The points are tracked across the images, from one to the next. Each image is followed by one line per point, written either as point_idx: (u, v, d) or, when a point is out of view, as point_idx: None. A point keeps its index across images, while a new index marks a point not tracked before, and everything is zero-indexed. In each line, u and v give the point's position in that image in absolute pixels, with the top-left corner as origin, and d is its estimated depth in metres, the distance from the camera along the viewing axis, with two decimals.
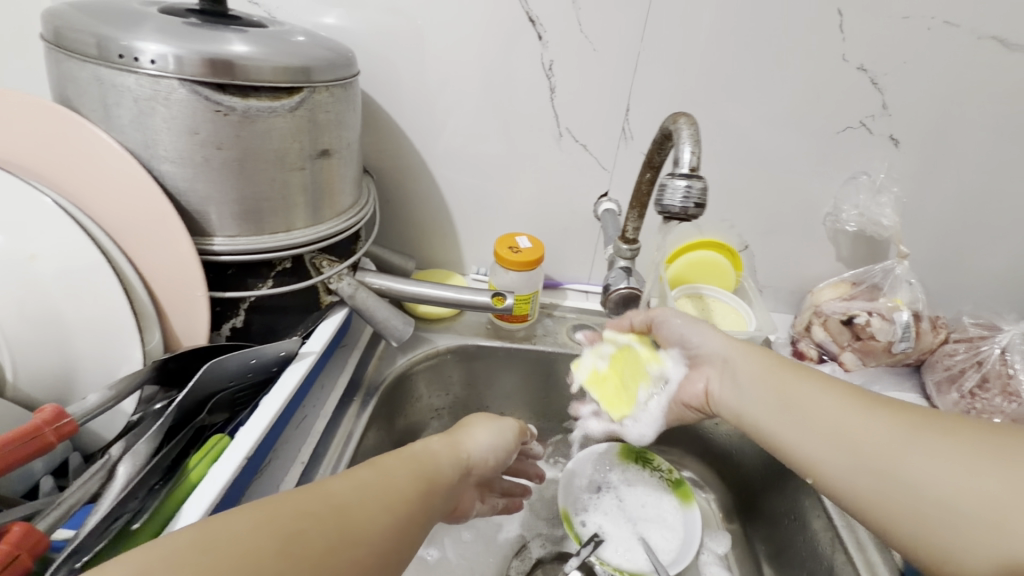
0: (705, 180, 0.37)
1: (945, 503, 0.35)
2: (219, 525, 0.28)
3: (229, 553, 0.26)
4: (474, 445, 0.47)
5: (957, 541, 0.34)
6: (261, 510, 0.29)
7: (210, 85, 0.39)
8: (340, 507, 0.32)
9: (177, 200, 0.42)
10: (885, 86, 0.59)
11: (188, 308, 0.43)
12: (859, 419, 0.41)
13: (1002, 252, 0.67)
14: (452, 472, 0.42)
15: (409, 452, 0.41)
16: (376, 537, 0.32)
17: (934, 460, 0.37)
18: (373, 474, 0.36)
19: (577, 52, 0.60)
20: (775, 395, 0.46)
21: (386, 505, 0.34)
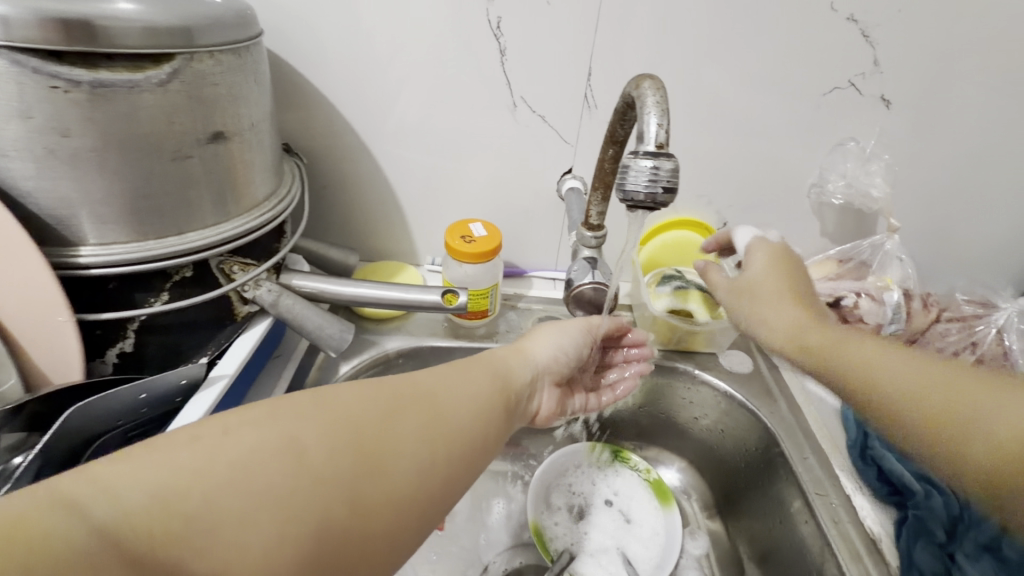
0: (675, 159, 0.30)
1: (999, 475, 0.29)
2: (324, 396, 0.33)
3: (331, 420, 0.32)
4: (551, 352, 0.47)
5: (961, 479, 0.31)
6: (358, 391, 0.35)
7: (42, 53, 0.31)
8: (422, 402, 0.36)
9: (19, 203, 0.34)
10: (877, 39, 0.52)
11: (49, 340, 0.35)
12: (891, 363, 0.36)
13: (996, 222, 0.62)
14: (530, 375, 0.44)
15: (489, 356, 0.44)
16: (456, 424, 0.36)
17: (948, 404, 0.32)
18: (454, 373, 0.40)
19: (527, 6, 0.51)
20: (831, 347, 0.39)
21: (464, 400, 0.38)
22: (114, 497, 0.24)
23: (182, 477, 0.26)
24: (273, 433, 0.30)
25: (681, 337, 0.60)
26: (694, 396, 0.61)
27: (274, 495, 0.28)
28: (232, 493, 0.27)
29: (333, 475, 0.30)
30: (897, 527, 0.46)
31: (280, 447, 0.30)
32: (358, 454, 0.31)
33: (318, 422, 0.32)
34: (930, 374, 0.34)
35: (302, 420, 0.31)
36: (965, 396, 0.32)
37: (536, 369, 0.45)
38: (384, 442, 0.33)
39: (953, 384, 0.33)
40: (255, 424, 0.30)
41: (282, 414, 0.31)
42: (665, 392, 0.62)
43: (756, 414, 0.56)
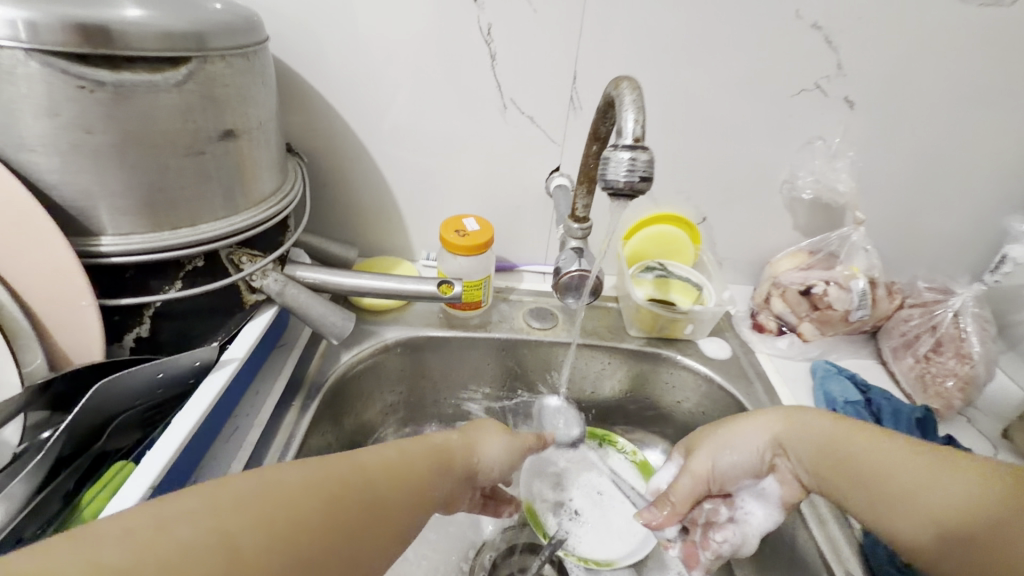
0: (650, 151, 0.34)
1: (902, 494, 0.37)
2: (281, 479, 0.29)
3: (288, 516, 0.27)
4: (484, 447, 0.45)
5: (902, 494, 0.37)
6: (319, 476, 0.30)
7: (70, 56, 0.33)
8: (375, 500, 0.32)
9: (45, 194, 0.36)
10: (839, 45, 0.56)
11: (73, 321, 0.38)
12: (898, 465, 0.38)
13: (954, 215, 0.67)
14: (467, 471, 0.42)
15: (431, 443, 0.40)
16: (397, 525, 0.33)
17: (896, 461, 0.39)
18: (404, 458, 0.36)
19: (516, 14, 0.55)
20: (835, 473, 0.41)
21: (409, 492, 0.35)
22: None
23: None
24: (218, 529, 0.24)
25: (663, 325, 0.64)
26: (676, 379, 0.64)
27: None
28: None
29: None
30: None
31: (225, 549, 0.24)
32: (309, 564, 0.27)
33: (269, 518, 0.26)
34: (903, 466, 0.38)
35: (248, 514, 0.26)
36: (926, 471, 0.37)
37: (474, 467, 0.43)
38: (331, 550, 0.28)
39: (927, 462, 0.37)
40: (207, 512, 0.25)
41: (234, 500, 0.26)
42: (649, 377, 0.66)
43: (733, 395, 0.60)
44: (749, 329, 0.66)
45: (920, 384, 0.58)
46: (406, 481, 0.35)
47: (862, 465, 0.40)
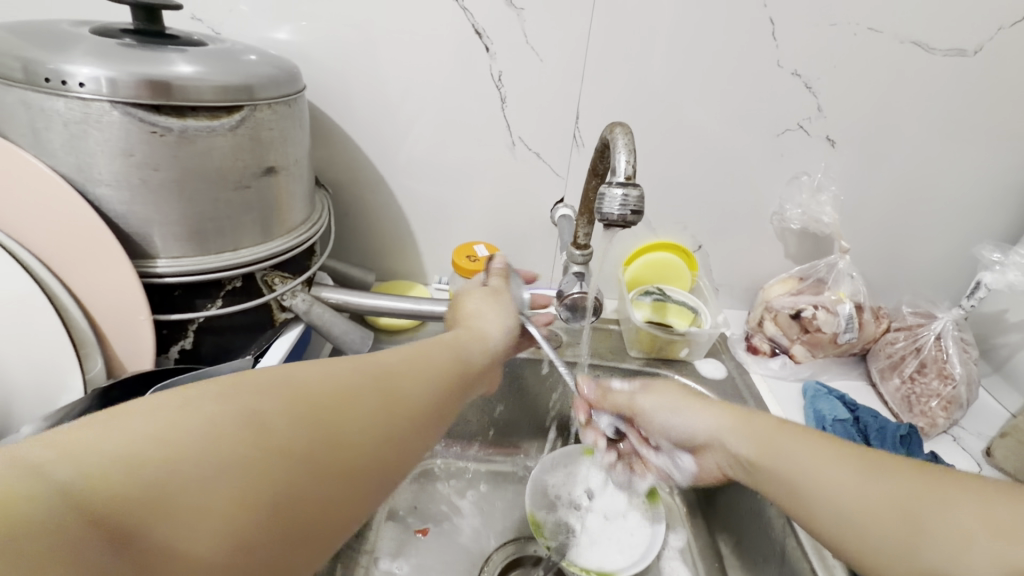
0: (640, 187, 0.38)
1: (884, 543, 0.36)
2: (295, 373, 0.33)
3: (299, 397, 0.32)
4: (494, 328, 0.50)
5: (882, 538, 0.36)
6: (325, 369, 0.35)
7: (146, 107, 0.39)
8: (387, 387, 0.37)
9: (115, 223, 0.42)
10: (818, 89, 0.62)
11: (130, 332, 0.43)
12: (872, 497, 0.37)
13: (936, 243, 0.71)
14: (488, 358, 0.48)
15: (445, 337, 0.46)
16: (415, 404, 0.37)
17: (869, 493, 0.38)
18: (416, 356, 0.41)
19: (524, 63, 0.61)
20: (794, 490, 0.41)
21: (424, 379, 0.40)
22: (79, 466, 0.23)
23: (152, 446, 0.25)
24: (244, 408, 0.29)
25: (662, 346, 0.68)
26: None
27: (247, 467, 0.27)
28: (202, 467, 0.26)
29: (296, 456, 0.30)
30: None
31: (249, 421, 0.29)
32: (322, 437, 0.31)
33: (285, 402, 0.31)
34: (884, 501, 0.37)
35: (270, 398, 0.31)
36: (908, 504, 0.36)
37: (489, 353, 0.48)
38: (351, 421, 0.33)
39: (900, 497, 0.37)
40: (224, 400, 0.29)
41: (248, 394, 0.30)
42: None
43: None
44: (743, 351, 0.70)
45: (906, 404, 0.61)
46: (417, 376, 0.39)
47: (828, 495, 0.39)
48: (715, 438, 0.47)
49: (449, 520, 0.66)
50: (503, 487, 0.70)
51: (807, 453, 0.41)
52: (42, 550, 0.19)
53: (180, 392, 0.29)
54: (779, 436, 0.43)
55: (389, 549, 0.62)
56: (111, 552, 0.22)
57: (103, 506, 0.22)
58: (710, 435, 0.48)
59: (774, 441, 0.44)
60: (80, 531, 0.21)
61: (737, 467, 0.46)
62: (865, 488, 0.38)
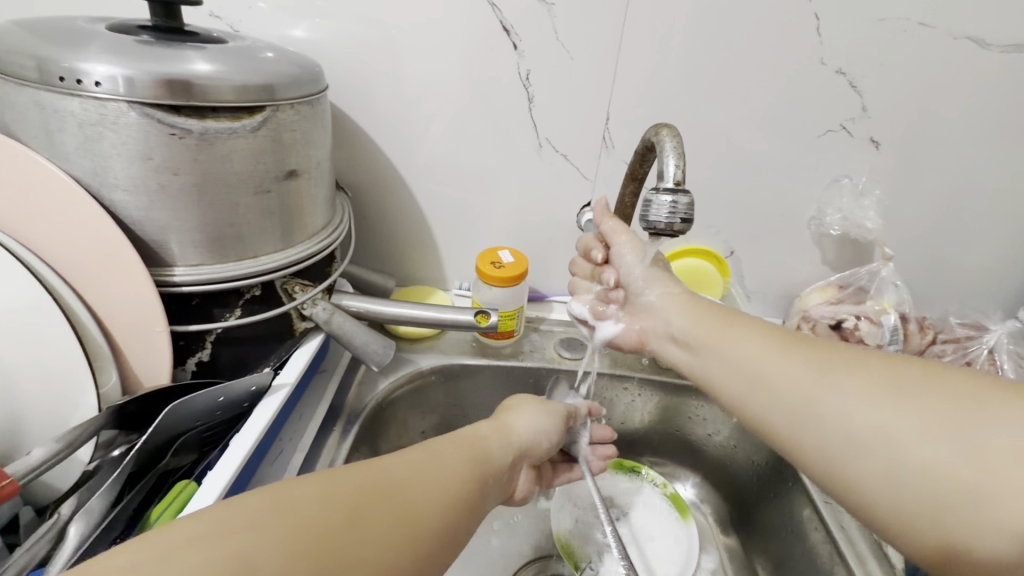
0: (691, 194, 0.36)
1: (793, 399, 0.36)
2: (286, 493, 0.30)
3: (296, 519, 0.28)
4: (523, 425, 0.48)
5: (791, 394, 0.36)
6: (328, 478, 0.32)
7: (165, 108, 0.37)
8: (399, 495, 0.33)
9: (133, 230, 0.40)
10: (864, 88, 0.58)
11: (148, 345, 0.41)
12: (779, 363, 0.38)
13: (984, 251, 0.67)
14: (511, 453, 0.45)
15: (468, 434, 0.43)
16: (431, 522, 0.33)
17: (779, 360, 0.38)
18: (430, 457, 0.38)
19: (553, 61, 0.58)
20: (717, 354, 0.42)
21: (438, 487, 0.35)
22: None
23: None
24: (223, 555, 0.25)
25: None
26: (705, 412, 0.65)
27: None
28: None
29: None
30: None
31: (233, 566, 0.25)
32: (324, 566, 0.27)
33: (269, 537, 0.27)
34: (792, 361, 0.37)
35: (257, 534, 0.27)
36: (814, 371, 0.36)
37: (516, 450, 0.46)
38: (349, 551, 0.29)
39: (806, 363, 0.37)
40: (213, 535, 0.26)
41: (242, 526, 0.27)
42: (679, 409, 0.66)
43: None
44: None
45: None
46: (436, 481, 0.36)
47: (740, 357, 0.40)
48: (659, 311, 0.48)
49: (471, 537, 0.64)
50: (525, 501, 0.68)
51: (746, 342, 0.41)
52: None
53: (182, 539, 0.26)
54: (718, 322, 0.43)
55: None
56: None
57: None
58: (660, 308, 0.48)
59: (709, 323, 0.44)
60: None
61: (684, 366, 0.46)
62: (780, 358, 0.38)
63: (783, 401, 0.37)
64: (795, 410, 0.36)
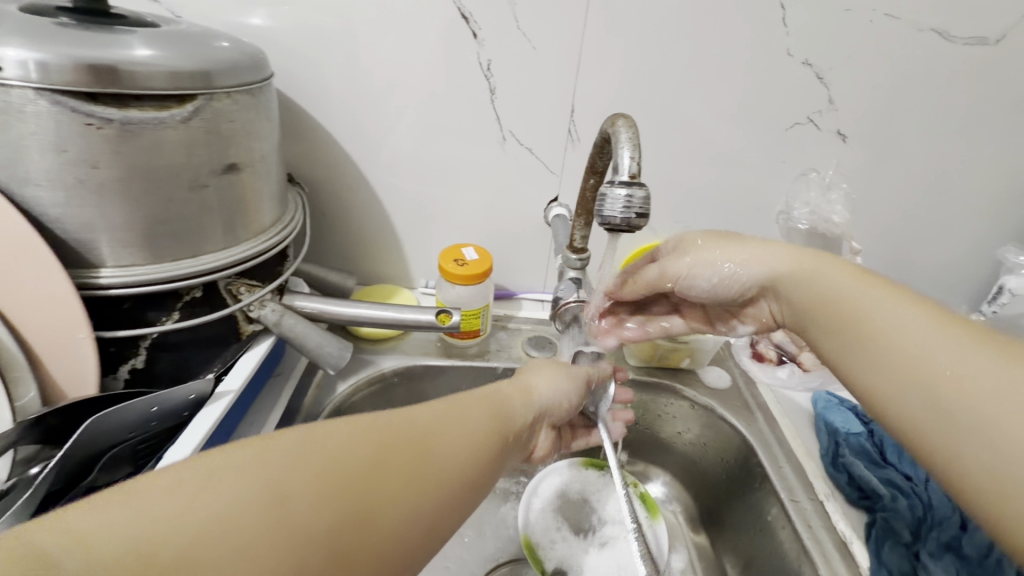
0: (646, 187, 0.34)
1: (913, 371, 0.34)
2: (317, 434, 0.30)
3: (324, 461, 0.29)
4: (542, 384, 0.45)
5: (913, 364, 0.34)
6: (354, 428, 0.32)
7: (81, 95, 0.34)
8: (423, 448, 0.33)
9: (50, 229, 0.37)
10: (830, 81, 0.57)
11: (70, 352, 0.38)
12: (915, 334, 0.35)
13: (949, 244, 0.67)
14: (532, 413, 0.43)
15: (488, 392, 0.41)
16: (453, 475, 0.34)
17: (916, 334, 0.35)
18: (455, 411, 0.37)
19: (516, 50, 0.56)
20: (837, 310, 0.39)
21: (461, 444, 0.35)
22: (86, 557, 0.21)
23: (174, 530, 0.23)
24: (261, 483, 0.26)
25: (664, 354, 0.64)
26: (676, 409, 0.64)
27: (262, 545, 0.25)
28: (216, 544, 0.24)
29: (318, 537, 0.27)
30: (866, 528, 0.49)
31: (274, 494, 0.26)
32: (350, 511, 0.28)
33: (302, 472, 0.28)
34: (932, 335, 0.34)
35: (296, 467, 0.28)
36: (953, 349, 0.33)
37: (536, 409, 0.44)
38: (375, 497, 0.29)
39: (955, 342, 0.33)
40: (242, 471, 0.27)
41: (272, 463, 0.28)
42: (649, 407, 0.65)
43: (734, 425, 0.59)
44: (748, 358, 0.67)
45: None
46: (459, 436, 0.35)
47: (867, 321, 0.37)
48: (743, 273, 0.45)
49: None
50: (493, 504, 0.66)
51: (851, 287, 0.39)
52: None
53: (207, 462, 0.27)
54: (863, 284, 0.39)
55: None
56: None
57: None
58: (752, 275, 0.45)
59: (837, 290, 0.39)
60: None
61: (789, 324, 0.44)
62: (924, 330, 0.35)
63: (894, 374, 0.35)
64: (909, 383, 0.34)
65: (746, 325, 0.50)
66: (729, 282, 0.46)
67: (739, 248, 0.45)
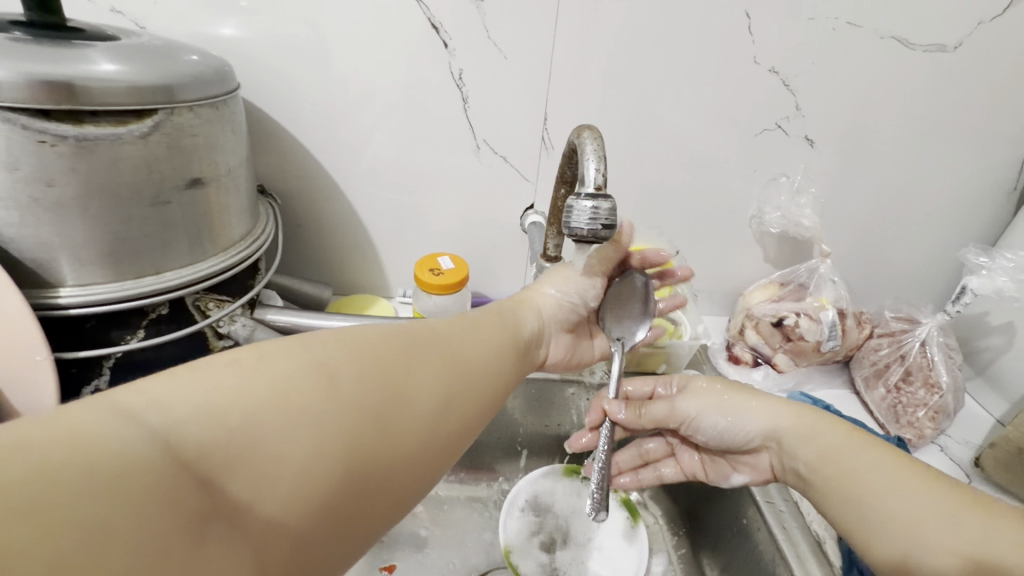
0: (612, 199, 0.34)
1: (897, 522, 0.37)
2: (347, 333, 0.33)
3: (361, 349, 0.32)
4: (545, 301, 0.50)
5: (895, 517, 0.37)
6: (381, 329, 0.35)
7: (32, 112, 0.33)
8: (443, 348, 0.37)
9: (5, 250, 0.36)
10: (797, 87, 0.59)
11: (25, 378, 0.37)
12: (896, 487, 0.38)
13: (916, 245, 0.69)
14: (536, 322, 0.48)
15: (494, 311, 0.45)
16: (472, 372, 0.38)
17: (897, 489, 0.38)
18: (468, 325, 0.41)
19: (487, 60, 0.56)
20: (825, 465, 0.42)
21: (475, 350, 0.39)
22: (164, 414, 0.22)
23: (232, 406, 0.25)
24: (308, 362, 0.29)
25: (641, 359, 0.64)
26: None
27: (316, 418, 0.27)
28: (274, 417, 0.26)
29: (364, 409, 0.29)
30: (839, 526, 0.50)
31: (315, 377, 0.28)
32: (389, 388, 0.31)
33: (333, 361, 0.30)
34: (911, 492, 0.37)
35: (327, 352, 0.30)
36: (931, 506, 0.36)
37: (539, 319, 0.49)
38: (411, 382, 0.33)
39: (930, 502, 0.37)
40: (290, 357, 0.29)
41: (316, 350, 0.30)
42: None
43: None
44: (725, 361, 0.68)
45: (892, 414, 0.60)
46: (471, 340, 0.40)
47: (854, 476, 0.40)
48: (756, 428, 0.46)
49: (419, 552, 0.62)
50: (475, 513, 0.66)
51: (840, 445, 0.42)
52: (125, 488, 0.19)
53: (253, 349, 0.28)
54: (850, 439, 0.42)
55: None
56: (202, 497, 0.22)
57: (191, 457, 0.22)
58: (762, 433, 0.46)
59: (821, 437, 0.43)
60: (174, 491, 0.21)
61: (792, 471, 0.45)
62: (906, 485, 0.38)
63: (880, 522, 0.38)
64: (892, 534, 0.37)
65: (740, 475, 0.50)
66: (733, 437, 0.47)
67: (747, 421, 0.47)
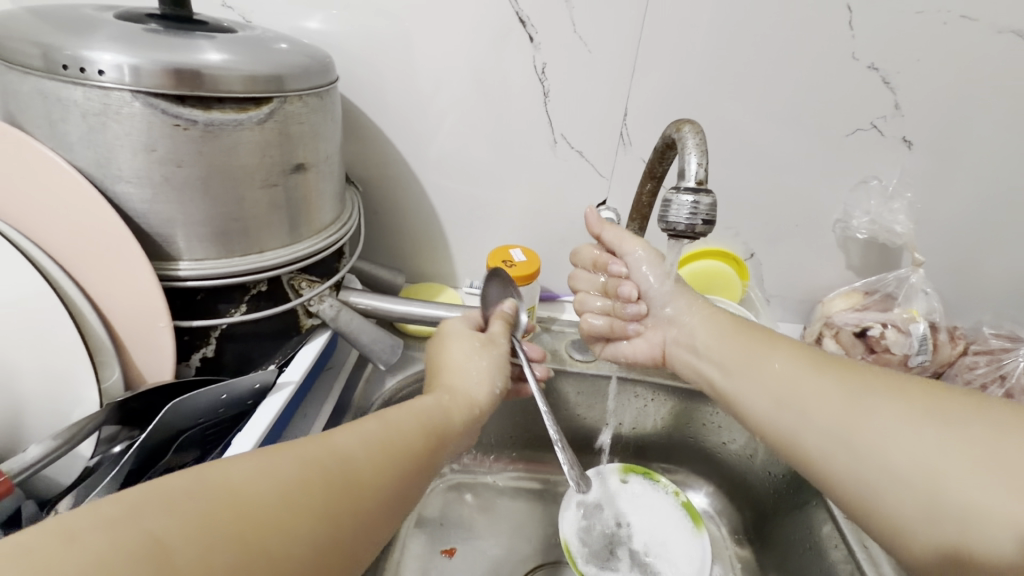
0: (713, 195, 0.34)
1: (832, 427, 0.38)
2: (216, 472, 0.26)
3: (232, 494, 0.25)
4: (468, 377, 0.45)
5: (832, 427, 0.38)
6: (266, 455, 0.28)
7: (169, 97, 0.36)
8: (344, 465, 0.30)
9: (135, 224, 0.39)
10: (897, 85, 0.55)
11: (150, 342, 0.41)
12: (814, 386, 0.40)
13: (1017, 258, 0.64)
14: (464, 420, 0.42)
15: (416, 407, 0.40)
16: (376, 493, 0.31)
17: (816, 387, 0.40)
18: (380, 428, 0.35)
19: (571, 54, 0.56)
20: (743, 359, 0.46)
21: (384, 459, 0.33)
22: None
23: (149, 554, 0.21)
24: (141, 532, 0.22)
25: None
26: (721, 420, 0.63)
27: (235, 533, 0.24)
28: (192, 547, 0.22)
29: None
30: None
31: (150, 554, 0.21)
32: (262, 545, 0.24)
33: (249, 482, 0.26)
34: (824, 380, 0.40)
35: (175, 513, 0.23)
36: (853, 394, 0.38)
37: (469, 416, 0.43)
38: (290, 531, 0.26)
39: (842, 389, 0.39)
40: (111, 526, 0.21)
41: (162, 508, 0.23)
42: (694, 414, 0.65)
43: None
44: None
45: None
46: (379, 444, 0.33)
47: (781, 388, 0.42)
48: (681, 322, 0.52)
49: (476, 538, 0.63)
50: (531, 504, 0.67)
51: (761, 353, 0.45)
52: None
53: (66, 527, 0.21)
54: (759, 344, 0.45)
55: (413, 567, 0.59)
56: None
57: None
58: (680, 319, 0.52)
59: (737, 339, 0.47)
60: None
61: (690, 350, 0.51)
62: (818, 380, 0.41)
63: (828, 450, 0.38)
64: (835, 442, 0.38)
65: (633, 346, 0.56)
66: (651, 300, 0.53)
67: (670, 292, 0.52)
